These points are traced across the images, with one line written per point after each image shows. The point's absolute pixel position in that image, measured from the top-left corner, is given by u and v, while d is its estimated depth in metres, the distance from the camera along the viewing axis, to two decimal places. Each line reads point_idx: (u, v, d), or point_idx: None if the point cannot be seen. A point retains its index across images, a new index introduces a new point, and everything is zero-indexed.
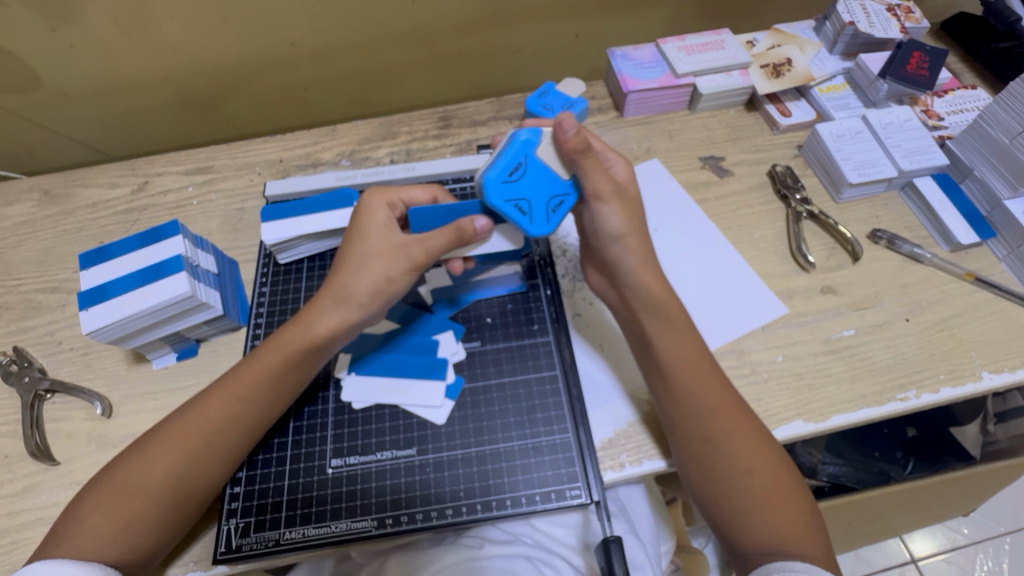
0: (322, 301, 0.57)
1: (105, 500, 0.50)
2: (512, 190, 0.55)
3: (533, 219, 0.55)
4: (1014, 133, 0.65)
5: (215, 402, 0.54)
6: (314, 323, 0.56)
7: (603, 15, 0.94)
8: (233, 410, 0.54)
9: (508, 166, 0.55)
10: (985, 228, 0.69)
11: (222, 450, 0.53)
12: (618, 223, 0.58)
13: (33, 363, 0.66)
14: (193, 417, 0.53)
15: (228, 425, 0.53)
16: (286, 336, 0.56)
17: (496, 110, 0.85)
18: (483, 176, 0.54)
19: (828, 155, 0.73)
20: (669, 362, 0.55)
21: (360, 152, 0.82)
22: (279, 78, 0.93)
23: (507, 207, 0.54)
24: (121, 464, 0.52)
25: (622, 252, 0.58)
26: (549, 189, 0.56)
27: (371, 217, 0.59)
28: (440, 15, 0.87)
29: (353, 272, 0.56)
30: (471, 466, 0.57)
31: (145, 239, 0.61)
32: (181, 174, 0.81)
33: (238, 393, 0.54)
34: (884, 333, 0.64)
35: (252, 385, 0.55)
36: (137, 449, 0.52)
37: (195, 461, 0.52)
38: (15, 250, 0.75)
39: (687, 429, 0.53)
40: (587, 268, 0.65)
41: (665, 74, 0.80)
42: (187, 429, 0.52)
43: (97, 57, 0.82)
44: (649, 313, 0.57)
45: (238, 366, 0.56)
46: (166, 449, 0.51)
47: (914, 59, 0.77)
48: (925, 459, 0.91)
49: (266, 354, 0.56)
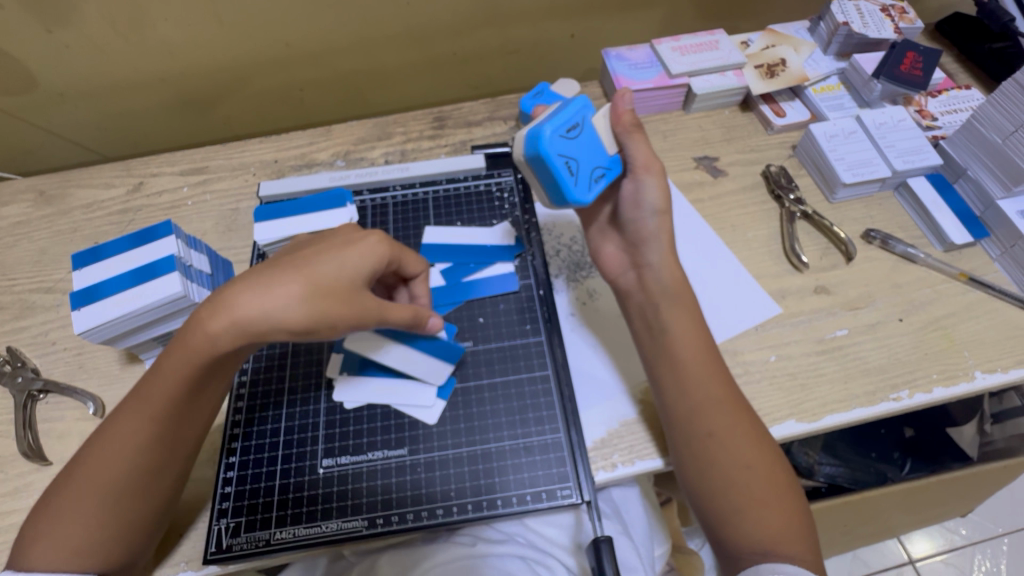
0: (239, 313, 0.48)
1: (43, 530, 0.48)
2: (565, 147, 0.54)
3: (578, 182, 0.55)
4: (1007, 133, 0.65)
5: (131, 423, 0.49)
6: (213, 327, 0.48)
7: (598, 15, 0.94)
8: (151, 427, 0.49)
9: (565, 124, 0.55)
10: (979, 228, 0.69)
11: (144, 467, 0.49)
12: (658, 199, 0.58)
13: (26, 363, 0.66)
14: (109, 441, 0.49)
15: (148, 443, 0.49)
16: (185, 348, 0.49)
17: (490, 110, 0.85)
18: (541, 127, 0.53)
19: (821, 156, 0.73)
20: (679, 353, 0.55)
21: (354, 152, 0.82)
22: (275, 79, 0.93)
23: (560, 163, 0.54)
24: (52, 494, 0.49)
25: (656, 228, 0.59)
26: (594, 159, 0.57)
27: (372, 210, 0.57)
28: (435, 15, 0.87)
29: (281, 289, 0.49)
30: (462, 466, 0.57)
31: (136, 240, 0.61)
32: (176, 174, 0.81)
33: (151, 410, 0.49)
34: (877, 332, 0.64)
35: (165, 400, 0.49)
36: (64, 478, 0.50)
37: (124, 482, 0.49)
38: (9, 250, 0.75)
39: (692, 421, 0.53)
40: (608, 246, 0.64)
41: (659, 75, 0.80)
42: (106, 454, 0.49)
43: (92, 58, 0.82)
44: (666, 298, 0.57)
45: (144, 380, 0.51)
46: (88, 477, 0.48)
47: (908, 59, 0.78)
48: (923, 459, 0.91)
49: (168, 363, 0.49)
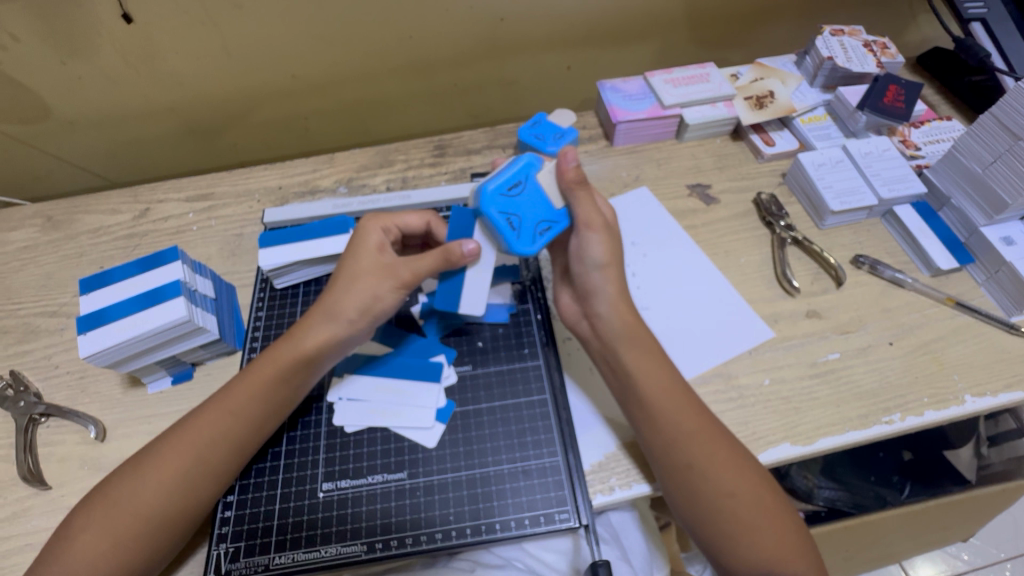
0: (312, 317, 0.58)
1: (97, 517, 0.50)
2: (506, 204, 0.57)
3: (519, 235, 0.57)
4: (986, 162, 0.68)
5: (209, 418, 0.54)
6: (303, 338, 0.57)
7: (593, 49, 0.98)
8: (225, 425, 0.54)
9: (509, 182, 0.57)
10: (964, 254, 0.71)
11: (211, 466, 0.53)
12: (601, 252, 0.59)
13: (29, 387, 0.66)
14: (182, 434, 0.54)
15: (220, 442, 0.54)
16: (278, 350, 0.58)
17: (489, 139, 0.88)
18: (481, 186, 0.57)
19: (811, 184, 0.76)
20: (645, 393, 0.55)
21: (357, 179, 0.84)
22: (280, 108, 0.96)
23: (499, 218, 0.57)
24: (113, 483, 0.52)
25: (602, 281, 0.59)
26: (540, 213, 0.58)
27: (365, 239, 0.60)
28: (438, 48, 0.91)
29: (343, 288, 0.58)
30: (461, 489, 0.57)
31: (144, 265, 0.62)
32: (182, 201, 0.83)
33: (231, 408, 0.55)
34: (868, 356, 0.66)
35: (245, 399, 0.55)
36: (129, 468, 0.53)
37: (186, 477, 0.52)
38: (16, 274, 0.77)
39: (669, 455, 0.53)
40: (563, 295, 0.65)
41: (653, 106, 0.83)
42: (183, 446, 0.53)
43: (104, 88, 0.85)
44: (624, 342, 0.58)
45: (232, 382, 0.57)
46: (154, 465, 0.52)
47: (891, 91, 0.81)
48: (921, 482, 0.91)
49: (259, 366, 0.57)
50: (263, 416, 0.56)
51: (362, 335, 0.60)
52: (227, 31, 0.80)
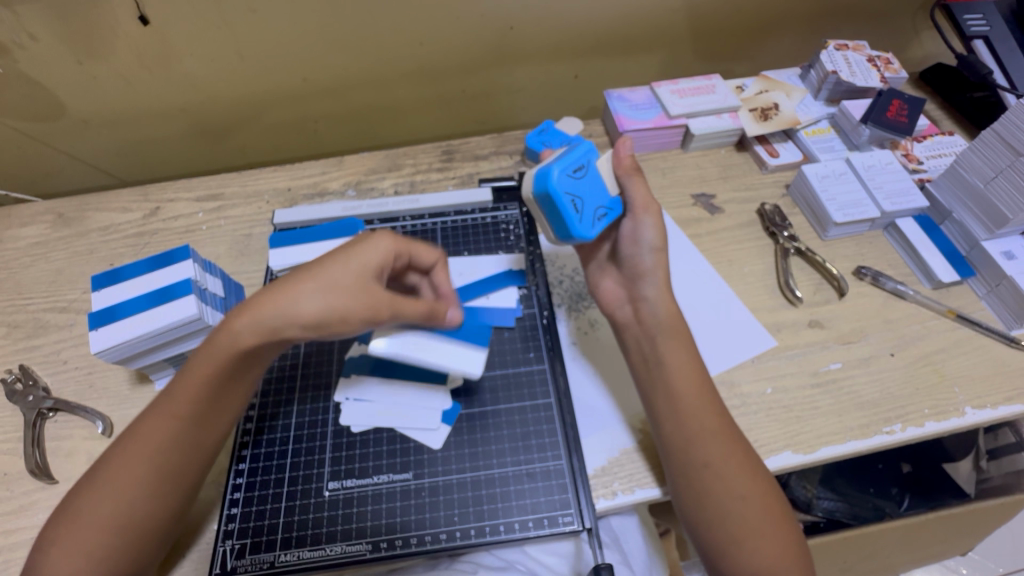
0: (258, 312, 0.50)
1: (63, 533, 0.49)
2: (573, 187, 0.57)
3: (583, 218, 0.57)
4: (988, 177, 0.69)
5: (153, 425, 0.52)
6: (244, 337, 0.51)
7: (601, 59, 0.99)
8: (173, 429, 0.52)
9: (574, 164, 0.57)
10: (965, 267, 0.72)
11: (169, 470, 0.52)
12: (655, 236, 0.61)
13: (37, 381, 0.67)
14: (130, 445, 0.51)
15: (171, 447, 0.52)
16: (217, 350, 0.52)
17: (497, 145, 0.89)
18: (550, 167, 0.56)
19: (814, 196, 0.77)
20: (675, 384, 0.56)
21: (365, 182, 0.85)
22: (291, 111, 0.97)
23: (567, 200, 0.56)
24: (76, 498, 0.51)
25: (653, 264, 0.61)
26: (598, 199, 0.60)
27: (364, 252, 0.53)
28: (447, 55, 0.92)
29: (309, 291, 0.51)
30: (466, 491, 0.58)
31: (155, 263, 0.63)
32: (192, 200, 0.84)
33: (176, 413, 0.52)
34: (869, 367, 0.66)
35: (186, 402, 0.52)
36: (88, 482, 0.51)
37: (144, 485, 0.51)
38: (27, 269, 0.77)
39: (687, 451, 0.54)
40: (606, 282, 0.66)
41: (659, 116, 0.84)
42: (130, 460, 0.51)
43: (118, 88, 0.86)
44: (664, 329, 0.59)
45: (172, 384, 0.54)
46: (108, 481, 0.50)
47: (894, 105, 0.82)
48: (920, 495, 0.92)
49: (194, 368, 0.52)
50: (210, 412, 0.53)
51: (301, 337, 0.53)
52: (241, 34, 0.81)
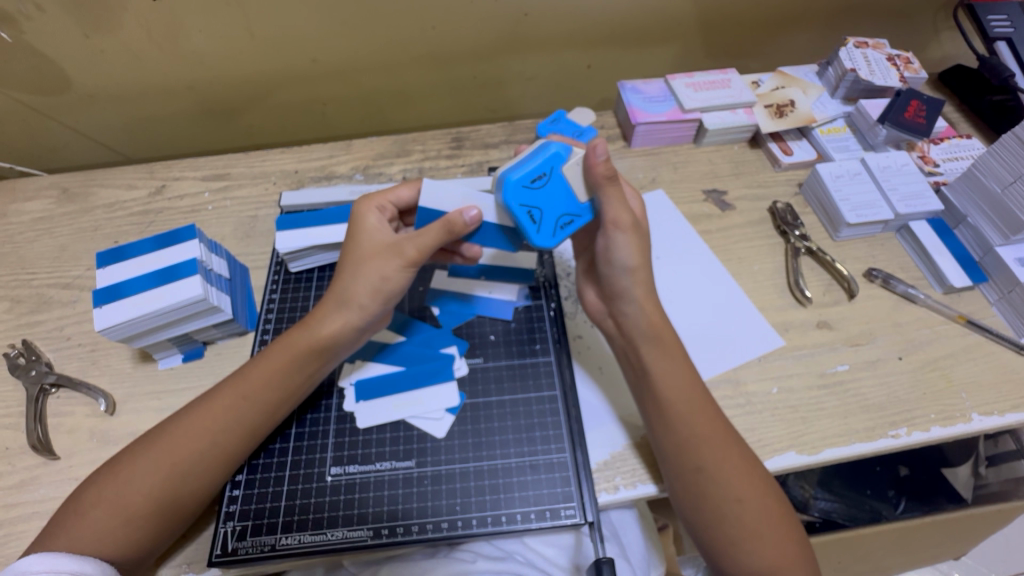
0: (325, 307, 0.58)
1: (103, 497, 0.50)
2: (530, 196, 0.54)
3: (540, 229, 0.56)
4: (1006, 182, 0.68)
5: (223, 403, 0.55)
6: (319, 326, 0.57)
7: (615, 49, 0.98)
8: (241, 412, 0.55)
9: (533, 172, 0.54)
10: (977, 272, 0.71)
11: (224, 450, 0.54)
12: (631, 255, 0.57)
13: (40, 357, 0.66)
14: (197, 418, 0.54)
15: (233, 427, 0.54)
16: (293, 337, 0.58)
17: (507, 134, 0.88)
18: (505, 175, 0.54)
19: (827, 195, 0.76)
20: (664, 392, 0.55)
21: (373, 167, 0.84)
22: (299, 92, 0.96)
23: (520, 212, 0.54)
24: (126, 460, 0.52)
25: (631, 283, 0.58)
26: (562, 207, 0.56)
27: (363, 222, 0.60)
28: (460, 40, 0.91)
29: (352, 275, 0.57)
30: (468, 481, 0.58)
31: (162, 241, 0.62)
32: (198, 179, 0.83)
33: (246, 394, 0.55)
34: (877, 369, 0.66)
35: (260, 386, 0.56)
36: (140, 448, 0.53)
37: (199, 458, 0.53)
38: (30, 244, 0.77)
39: (680, 457, 0.53)
40: (588, 292, 0.65)
41: (672, 109, 0.83)
42: (192, 430, 0.53)
43: (125, 64, 0.85)
44: (647, 341, 0.58)
45: (245, 367, 0.58)
46: (165, 449, 0.52)
47: (913, 106, 0.81)
48: (914, 498, 0.91)
49: (274, 354, 0.57)
50: (277, 404, 0.57)
51: (377, 320, 0.60)
52: (252, 14, 0.80)
